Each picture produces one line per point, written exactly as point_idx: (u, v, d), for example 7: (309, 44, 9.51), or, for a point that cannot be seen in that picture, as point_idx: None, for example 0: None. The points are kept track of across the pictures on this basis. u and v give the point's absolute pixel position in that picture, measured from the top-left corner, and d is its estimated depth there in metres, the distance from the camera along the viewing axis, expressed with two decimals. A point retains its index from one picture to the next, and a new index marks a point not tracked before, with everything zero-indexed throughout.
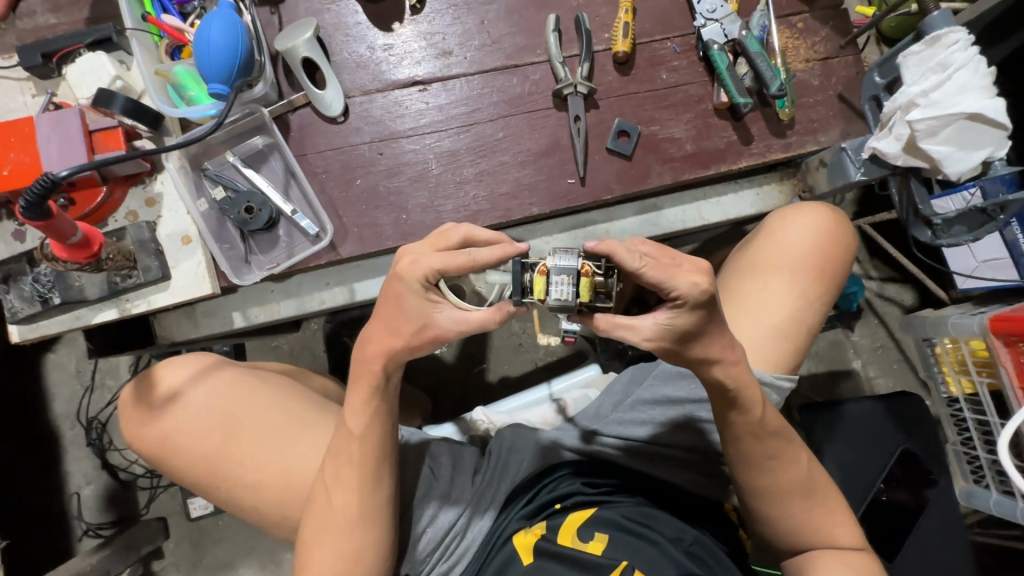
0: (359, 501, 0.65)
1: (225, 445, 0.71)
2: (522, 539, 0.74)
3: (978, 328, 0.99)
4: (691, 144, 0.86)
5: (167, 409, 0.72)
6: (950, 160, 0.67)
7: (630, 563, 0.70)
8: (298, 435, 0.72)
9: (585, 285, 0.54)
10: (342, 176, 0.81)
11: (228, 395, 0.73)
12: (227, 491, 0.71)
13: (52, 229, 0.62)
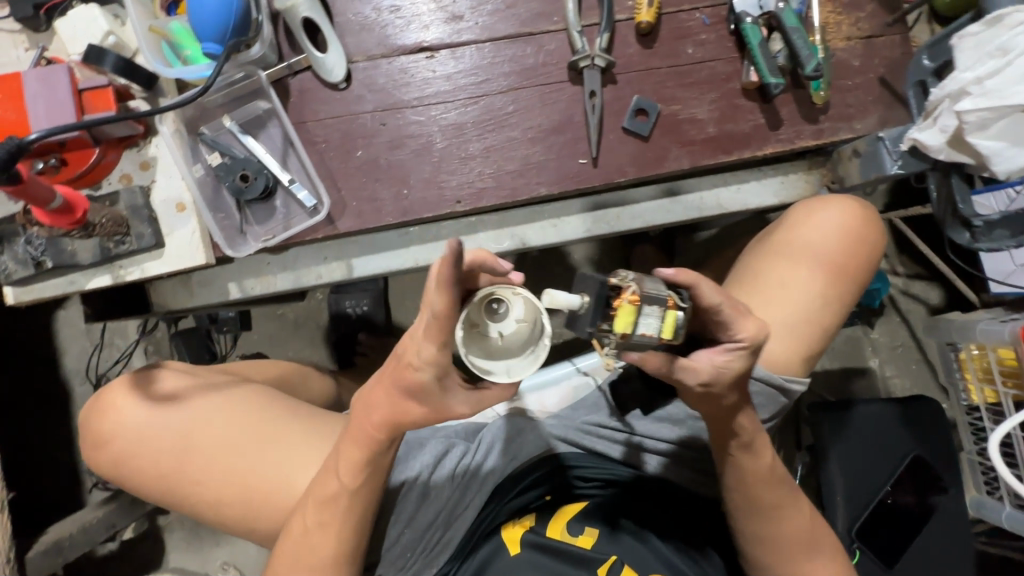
0: (330, 533, 0.69)
1: (181, 466, 0.77)
2: (511, 532, 0.75)
3: (1009, 337, 0.93)
4: (714, 127, 0.80)
5: (123, 432, 0.78)
6: (1000, 156, 0.61)
7: (619, 559, 0.72)
8: (249, 457, 0.77)
9: (674, 320, 0.49)
10: (342, 146, 0.77)
11: (181, 420, 0.78)
12: (195, 503, 0.78)
13: (28, 195, 0.59)
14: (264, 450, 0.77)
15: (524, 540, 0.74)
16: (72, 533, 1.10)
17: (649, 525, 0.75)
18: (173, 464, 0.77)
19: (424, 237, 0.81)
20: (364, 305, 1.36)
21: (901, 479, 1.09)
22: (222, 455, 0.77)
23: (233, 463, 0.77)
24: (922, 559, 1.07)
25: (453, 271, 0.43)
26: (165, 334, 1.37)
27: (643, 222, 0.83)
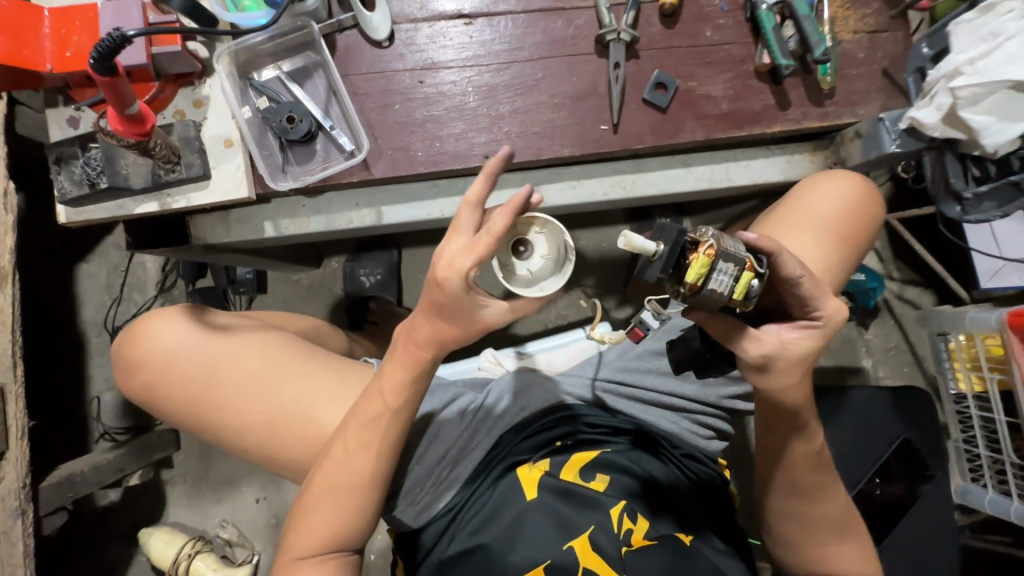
0: (372, 463, 0.71)
1: (209, 390, 0.78)
2: (527, 473, 0.78)
3: (996, 323, 0.98)
4: (727, 104, 0.86)
5: (153, 354, 0.79)
6: (989, 130, 0.67)
7: (630, 504, 0.76)
8: (278, 387, 0.78)
9: (747, 281, 0.59)
10: (381, 99, 0.83)
11: (213, 348, 0.79)
12: (218, 429, 0.79)
13: (116, 95, 0.64)
14: (294, 381, 0.79)
15: (539, 483, 0.77)
16: (83, 470, 1.13)
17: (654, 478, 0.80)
18: (201, 387, 0.78)
19: (450, 190, 0.87)
20: (377, 274, 1.40)
21: (889, 463, 1.13)
22: (251, 383, 0.78)
23: (261, 392, 0.78)
24: (904, 540, 1.12)
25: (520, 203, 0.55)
26: (182, 292, 1.41)
27: (657, 189, 0.89)
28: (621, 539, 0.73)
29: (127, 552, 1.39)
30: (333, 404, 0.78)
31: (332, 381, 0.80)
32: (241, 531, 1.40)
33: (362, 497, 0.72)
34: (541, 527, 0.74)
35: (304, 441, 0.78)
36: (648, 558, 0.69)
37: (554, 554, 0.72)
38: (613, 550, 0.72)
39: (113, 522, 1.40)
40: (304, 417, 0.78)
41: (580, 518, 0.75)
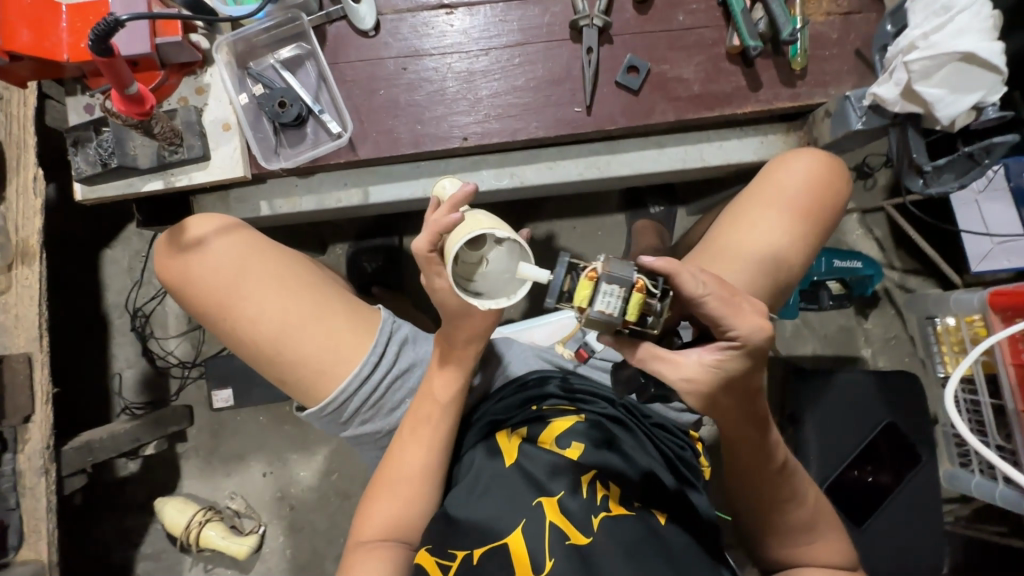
0: (426, 461, 0.78)
1: (234, 283, 0.80)
2: (506, 442, 0.78)
3: (978, 303, 0.98)
4: (698, 86, 0.89)
5: (190, 243, 0.81)
6: (942, 103, 0.69)
7: (598, 474, 0.73)
8: (303, 295, 0.81)
9: (639, 302, 0.53)
10: (367, 85, 0.88)
11: (244, 251, 0.81)
12: (231, 330, 0.80)
13: (114, 75, 0.68)
14: (317, 295, 0.82)
15: (518, 450, 0.76)
16: (101, 438, 1.22)
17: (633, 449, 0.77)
18: (227, 280, 0.80)
19: (433, 170, 0.92)
20: (378, 261, 1.47)
21: (874, 446, 1.13)
22: (277, 286, 0.81)
23: (284, 296, 0.80)
24: (888, 523, 1.12)
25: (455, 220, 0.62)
26: None
27: (631, 169, 0.92)
28: (593, 504, 0.70)
29: (144, 520, 1.48)
30: (348, 324, 0.82)
31: (350, 307, 0.84)
32: (247, 503, 1.48)
33: (420, 489, 0.78)
34: (515, 489, 0.72)
35: (314, 361, 0.80)
36: (614, 531, 0.68)
37: (526, 512, 0.69)
38: (581, 512, 0.69)
39: (131, 491, 1.49)
40: (320, 328, 0.80)
41: (549, 481, 0.72)
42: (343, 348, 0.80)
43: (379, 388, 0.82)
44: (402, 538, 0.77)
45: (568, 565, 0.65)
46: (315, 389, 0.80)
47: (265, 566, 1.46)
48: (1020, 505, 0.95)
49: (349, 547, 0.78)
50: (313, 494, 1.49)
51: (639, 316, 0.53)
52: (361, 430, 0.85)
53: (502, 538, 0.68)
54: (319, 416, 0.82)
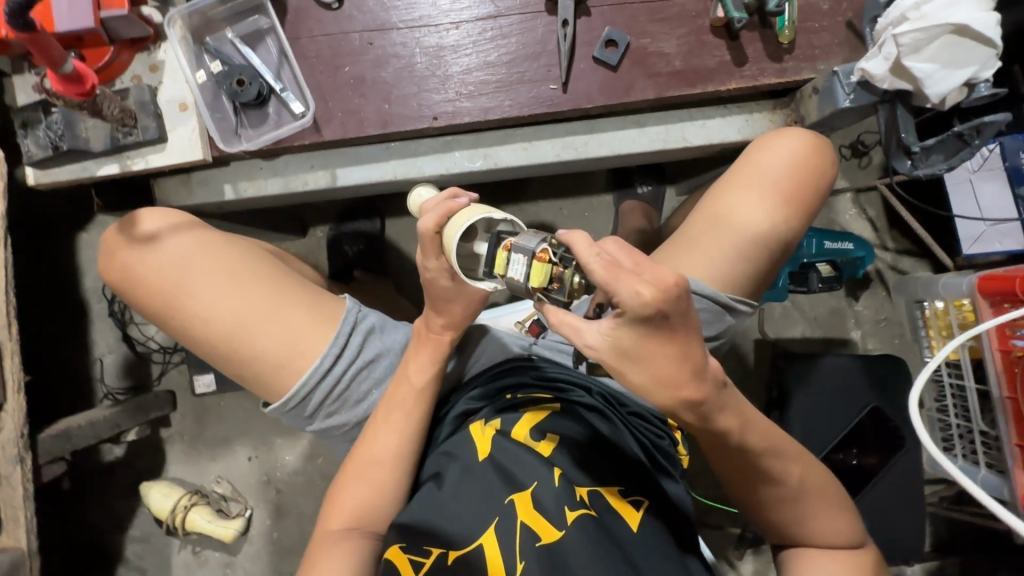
0: (397, 448, 0.77)
1: (178, 286, 0.78)
2: (478, 432, 0.75)
3: (967, 288, 0.96)
4: (680, 61, 0.84)
5: (133, 243, 0.80)
6: (933, 79, 0.65)
7: (568, 474, 0.70)
8: (254, 291, 0.80)
9: (542, 270, 0.56)
10: (331, 61, 0.84)
11: (191, 252, 0.80)
12: (185, 329, 0.80)
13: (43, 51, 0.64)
14: (268, 290, 0.81)
15: (491, 442, 0.74)
16: (79, 424, 1.21)
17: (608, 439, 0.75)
18: (172, 281, 0.78)
19: (403, 152, 0.88)
20: (359, 244, 1.44)
21: (859, 430, 1.12)
22: (225, 283, 0.79)
23: (235, 292, 0.79)
24: (870, 506, 1.11)
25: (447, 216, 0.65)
26: None
27: (609, 149, 0.88)
28: (569, 497, 0.68)
29: (131, 504, 1.49)
30: (306, 316, 0.80)
31: (308, 298, 0.82)
32: (234, 487, 1.48)
33: (388, 480, 0.76)
34: (489, 485, 0.70)
35: (271, 355, 0.79)
36: (588, 528, 0.65)
37: (499, 510, 0.68)
38: (555, 507, 0.67)
39: (117, 476, 1.49)
40: (276, 322, 0.79)
41: (525, 476, 0.70)
42: (301, 342, 0.79)
43: (342, 379, 0.80)
44: (368, 525, 0.75)
45: (538, 567, 0.64)
46: (277, 383, 0.80)
47: (252, 548, 1.48)
48: (1001, 490, 0.95)
49: (315, 540, 0.75)
50: (299, 478, 1.49)
51: (543, 284, 0.56)
52: (328, 424, 0.83)
53: (477, 539, 0.67)
54: (283, 410, 0.81)
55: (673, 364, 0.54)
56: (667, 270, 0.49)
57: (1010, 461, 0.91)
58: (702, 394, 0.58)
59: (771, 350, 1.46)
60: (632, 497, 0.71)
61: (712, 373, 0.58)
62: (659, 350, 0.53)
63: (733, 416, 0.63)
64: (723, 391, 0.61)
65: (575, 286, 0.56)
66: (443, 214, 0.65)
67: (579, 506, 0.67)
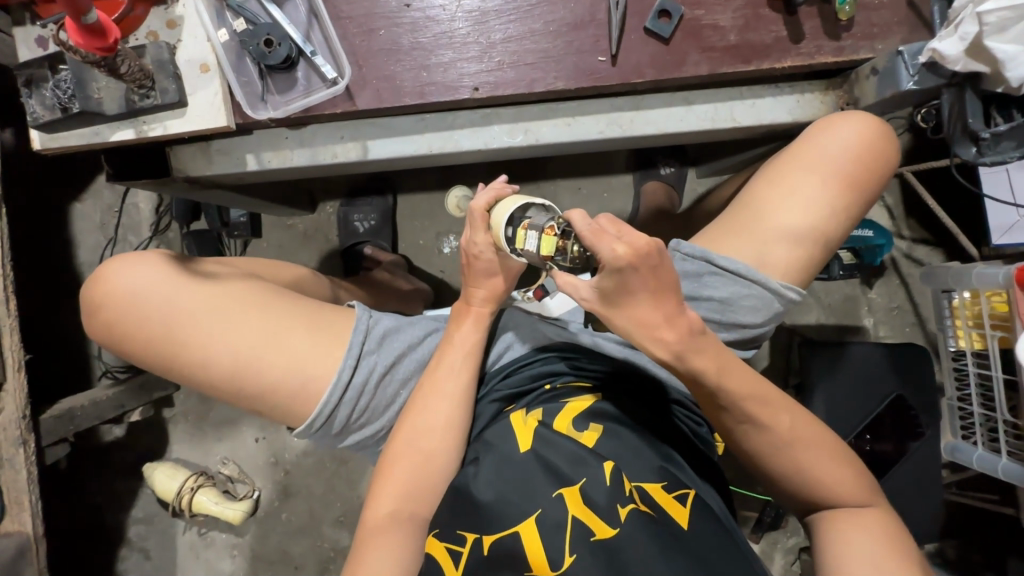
0: (445, 432, 0.73)
1: (172, 330, 0.74)
2: (521, 425, 0.71)
3: (1004, 279, 0.95)
4: (735, 35, 0.80)
5: (118, 296, 0.74)
6: (1016, 61, 0.64)
7: (616, 466, 0.65)
8: (252, 323, 0.75)
9: (549, 243, 0.60)
10: (365, 24, 0.78)
11: (179, 282, 0.75)
12: (187, 371, 0.75)
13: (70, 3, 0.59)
14: (263, 316, 0.76)
15: (533, 434, 0.70)
16: (83, 405, 1.16)
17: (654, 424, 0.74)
18: (164, 329, 0.74)
19: (439, 125, 0.83)
20: (371, 219, 1.38)
21: (880, 419, 1.13)
22: (218, 317, 0.74)
23: (230, 327, 0.74)
24: (890, 492, 1.12)
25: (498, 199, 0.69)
26: (177, 234, 1.41)
27: (656, 128, 0.85)
28: (620, 493, 0.63)
29: (134, 484, 1.45)
30: (306, 337, 0.76)
31: (305, 317, 0.78)
32: (241, 468, 1.44)
33: (433, 467, 0.72)
34: (531, 479, 0.65)
35: (283, 385, 0.75)
36: (645, 524, 0.61)
37: (544, 504, 0.63)
38: (606, 502, 0.62)
39: (119, 456, 1.45)
40: (275, 351, 0.75)
41: (571, 470, 0.65)
42: (306, 365, 0.75)
43: (365, 390, 0.77)
44: (413, 515, 0.71)
45: (592, 562, 0.59)
46: (295, 409, 0.77)
47: (260, 530, 1.44)
48: (1022, 478, 0.96)
49: (361, 528, 0.71)
50: (307, 459, 1.44)
51: (550, 254, 0.59)
52: (361, 435, 0.82)
53: (515, 527, 0.62)
54: (311, 432, 0.79)
55: (650, 305, 0.55)
56: (638, 234, 0.51)
57: None
58: (680, 338, 0.57)
59: (787, 336, 1.45)
60: (678, 492, 0.65)
61: (690, 321, 0.57)
62: (639, 297, 0.55)
63: (711, 357, 0.59)
64: (699, 337, 0.58)
65: (579, 257, 0.59)
66: (495, 196, 0.69)
67: (628, 502, 0.63)
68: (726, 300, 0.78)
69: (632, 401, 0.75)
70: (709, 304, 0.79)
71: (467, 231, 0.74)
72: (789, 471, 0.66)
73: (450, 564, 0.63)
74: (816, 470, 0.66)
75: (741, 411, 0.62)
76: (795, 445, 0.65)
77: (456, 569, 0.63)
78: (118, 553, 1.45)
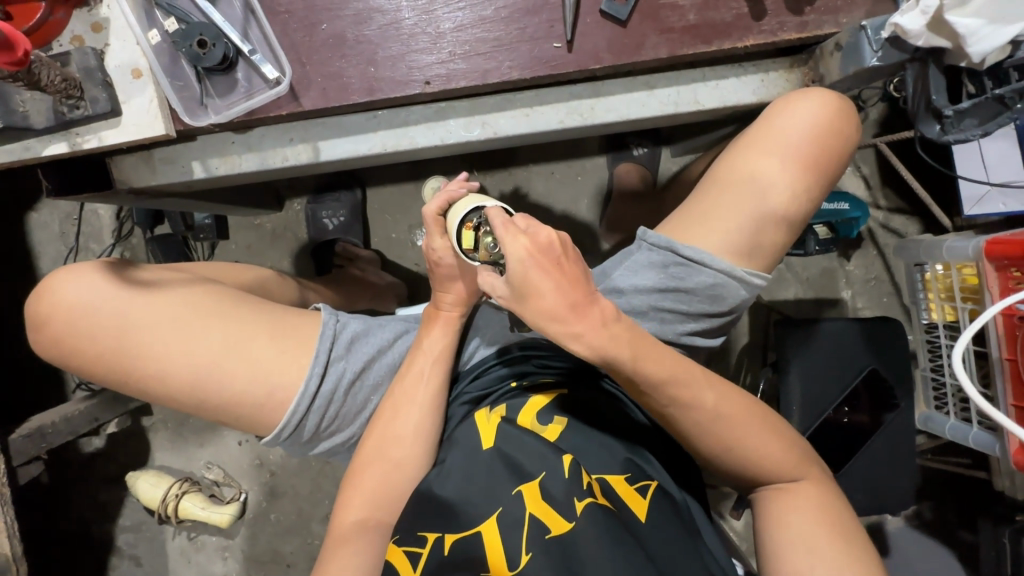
0: (415, 436, 0.72)
1: (123, 345, 0.67)
2: (484, 422, 0.71)
3: (973, 252, 0.94)
4: (694, 14, 0.76)
5: (59, 310, 0.67)
6: (975, 36, 0.63)
7: (576, 460, 0.65)
8: (211, 332, 0.69)
9: (468, 236, 0.63)
10: (306, 18, 0.74)
11: (127, 292, 0.68)
12: (141, 386, 0.69)
13: None
14: (223, 324, 0.70)
15: (496, 431, 0.69)
16: (53, 421, 1.14)
17: (621, 417, 0.73)
18: (114, 342, 0.67)
19: (393, 121, 0.80)
20: (341, 216, 1.34)
21: (856, 394, 1.13)
22: (173, 328, 0.68)
23: (188, 338, 0.68)
24: (866, 463, 1.14)
25: (451, 202, 0.68)
26: (140, 240, 1.36)
27: (617, 115, 0.82)
28: (577, 487, 0.62)
29: (118, 494, 1.44)
30: (270, 344, 0.71)
31: (269, 323, 0.72)
32: (225, 472, 1.44)
33: (401, 471, 0.71)
34: (492, 478, 0.65)
35: (247, 398, 0.70)
36: (600, 519, 0.59)
37: (503, 501, 0.63)
38: (564, 496, 0.61)
39: (100, 467, 1.44)
40: (238, 362, 0.69)
41: (532, 465, 0.65)
42: (273, 374, 0.70)
43: (334, 397, 0.73)
44: (381, 522, 0.69)
45: (545, 561, 0.58)
46: (262, 420, 0.72)
47: (250, 531, 1.44)
48: (992, 448, 0.98)
49: (329, 536, 0.69)
50: (292, 460, 1.43)
51: (469, 247, 0.63)
52: (332, 442, 0.78)
53: (476, 527, 0.62)
54: (279, 441, 0.75)
55: (557, 293, 0.52)
56: (545, 227, 0.54)
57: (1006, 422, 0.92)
58: (592, 327, 0.53)
59: (765, 313, 1.46)
60: (639, 484, 0.65)
61: (601, 310, 0.54)
62: (546, 282, 0.52)
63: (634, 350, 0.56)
64: (613, 325, 0.55)
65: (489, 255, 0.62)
66: (445, 200, 0.68)
67: (587, 495, 0.61)
68: (692, 289, 0.78)
69: (598, 395, 0.75)
70: (675, 294, 0.78)
71: (426, 236, 0.73)
72: (752, 467, 0.66)
73: (406, 566, 0.61)
74: (772, 459, 0.66)
75: (674, 397, 0.61)
76: (756, 445, 0.66)
77: (413, 570, 0.61)
78: (108, 562, 1.45)
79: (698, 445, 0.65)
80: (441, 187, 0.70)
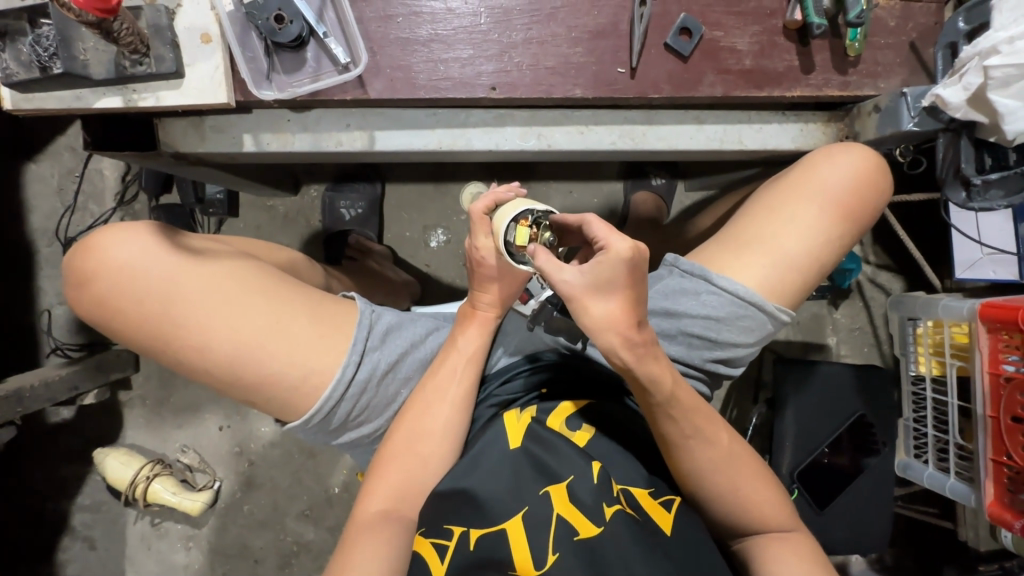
0: (444, 432, 0.72)
1: (168, 313, 0.64)
2: (514, 421, 0.71)
3: (968, 312, 1.01)
4: (751, 59, 0.80)
5: (104, 269, 0.64)
6: (1013, 115, 0.68)
7: (603, 467, 0.65)
8: (253, 309, 0.67)
9: (523, 233, 0.64)
10: (383, 10, 0.75)
11: (175, 259, 0.66)
12: (178, 357, 0.67)
13: None
14: (268, 302, 0.68)
15: (525, 431, 0.69)
16: (33, 386, 1.07)
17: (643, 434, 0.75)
18: (158, 309, 0.64)
19: (451, 121, 0.81)
20: (359, 208, 1.33)
21: (842, 438, 1.18)
22: (216, 302, 0.66)
23: (231, 312, 0.66)
24: (847, 504, 1.18)
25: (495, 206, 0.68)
26: (144, 207, 1.31)
27: (664, 143, 0.85)
28: (606, 493, 0.63)
29: (80, 470, 1.36)
30: (312, 328, 0.69)
31: (312, 307, 0.71)
32: (202, 457, 1.37)
33: (429, 466, 0.71)
34: (521, 476, 0.65)
35: (281, 379, 0.68)
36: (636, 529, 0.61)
37: (530, 501, 0.63)
38: (593, 502, 0.62)
39: (65, 439, 1.36)
40: (280, 342, 0.67)
41: (560, 466, 0.65)
42: (311, 357, 0.68)
43: (367, 386, 0.72)
44: (404, 515, 0.69)
45: (574, 561, 0.58)
46: (295, 403, 0.70)
47: (220, 522, 1.38)
48: (967, 497, 1.04)
49: (351, 524, 0.68)
50: (273, 451, 1.38)
51: (524, 244, 0.63)
52: (358, 433, 0.77)
53: (499, 525, 0.61)
54: (305, 427, 0.73)
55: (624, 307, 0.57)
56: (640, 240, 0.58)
57: (982, 473, 0.99)
58: (644, 340, 0.59)
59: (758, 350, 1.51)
60: (663, 499, 0.67)
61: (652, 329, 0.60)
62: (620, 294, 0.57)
63: (662, 366, 0.61)
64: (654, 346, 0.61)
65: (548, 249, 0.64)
66: (493, 202, 0.68)
67: (614, 502, 0.62)
68: (722, 318, 0.80)
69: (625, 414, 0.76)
70: (705, 321, 0.80)
71: (469, 236, 0.73)
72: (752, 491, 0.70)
73: (435, 560, 0.61)
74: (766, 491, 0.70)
75: (689, 426, 0.65)
76: (749, 475, 0.70)
77: (441, 565, 0.60)
78: (59, 542, 1.36)
79: (714, 465, 0.67)
80: (489, 188, 0.70)
